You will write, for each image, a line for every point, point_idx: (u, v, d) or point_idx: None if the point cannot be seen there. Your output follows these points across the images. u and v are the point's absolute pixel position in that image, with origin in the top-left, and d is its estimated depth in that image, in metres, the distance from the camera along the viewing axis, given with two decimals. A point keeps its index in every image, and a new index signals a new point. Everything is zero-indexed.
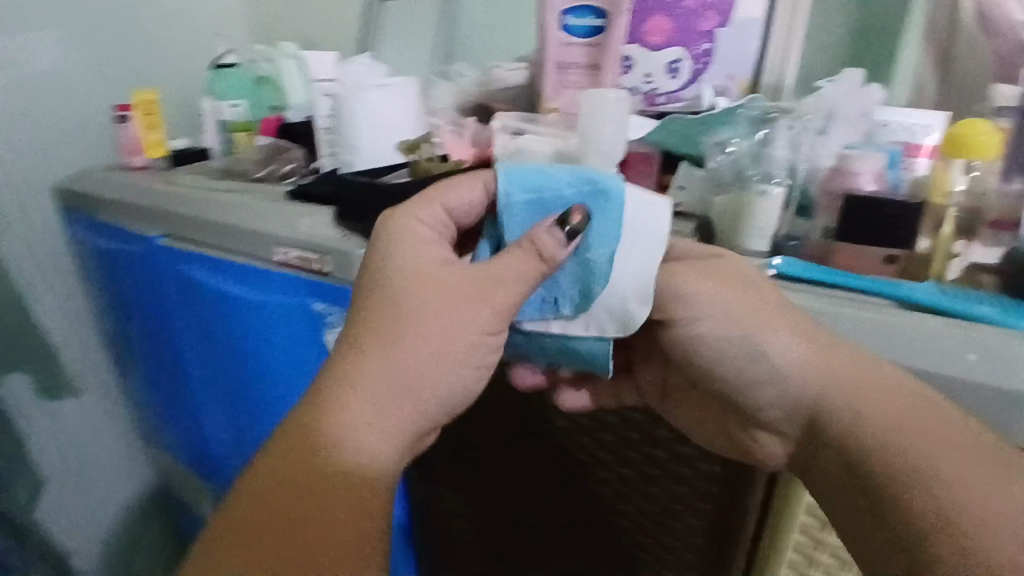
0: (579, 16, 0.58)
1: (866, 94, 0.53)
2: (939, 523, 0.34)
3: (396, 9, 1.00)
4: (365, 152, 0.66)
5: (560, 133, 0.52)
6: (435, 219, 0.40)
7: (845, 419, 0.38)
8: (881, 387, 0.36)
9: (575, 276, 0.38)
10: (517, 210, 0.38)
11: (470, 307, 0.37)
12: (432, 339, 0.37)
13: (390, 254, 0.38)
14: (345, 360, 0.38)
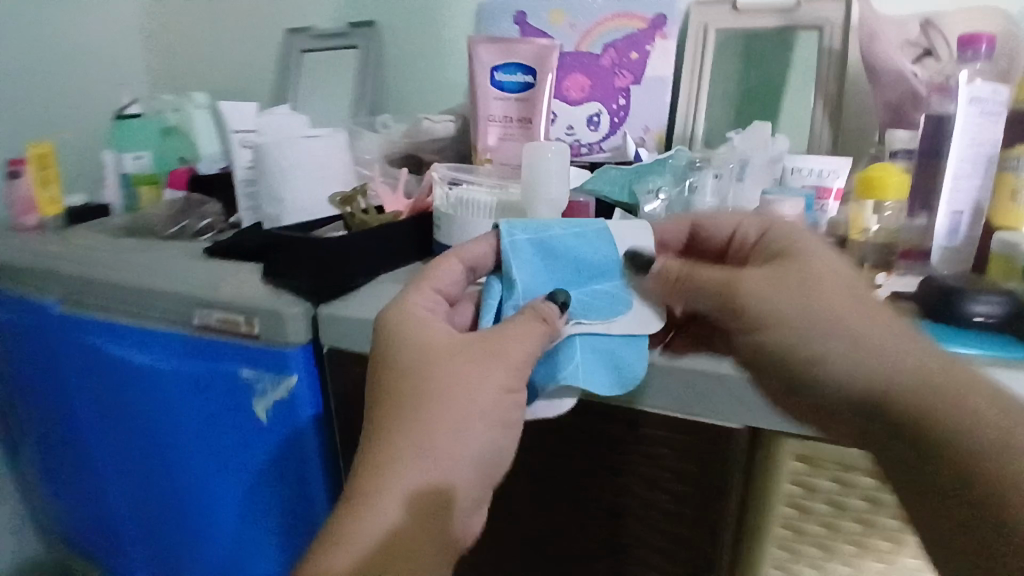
0: (508, 72, 0.60)
1: (771, 146, 0.58)
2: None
3: (317, 61, 1.00)
4: (293, 207, 0.64)
5: (501, 183, 0.53)
6: (430, 298, 0.43)
7: (909, 411, 0.34)
8: (937, 378, 0.34)
9: (582, 307, 0.42)
10: (525, 258, 0.42)
11: (486, 367, 0.38)
12: (457, 399, 0.38)
13: (395, 336, 0.40)
14: (377, 440, 0.38)
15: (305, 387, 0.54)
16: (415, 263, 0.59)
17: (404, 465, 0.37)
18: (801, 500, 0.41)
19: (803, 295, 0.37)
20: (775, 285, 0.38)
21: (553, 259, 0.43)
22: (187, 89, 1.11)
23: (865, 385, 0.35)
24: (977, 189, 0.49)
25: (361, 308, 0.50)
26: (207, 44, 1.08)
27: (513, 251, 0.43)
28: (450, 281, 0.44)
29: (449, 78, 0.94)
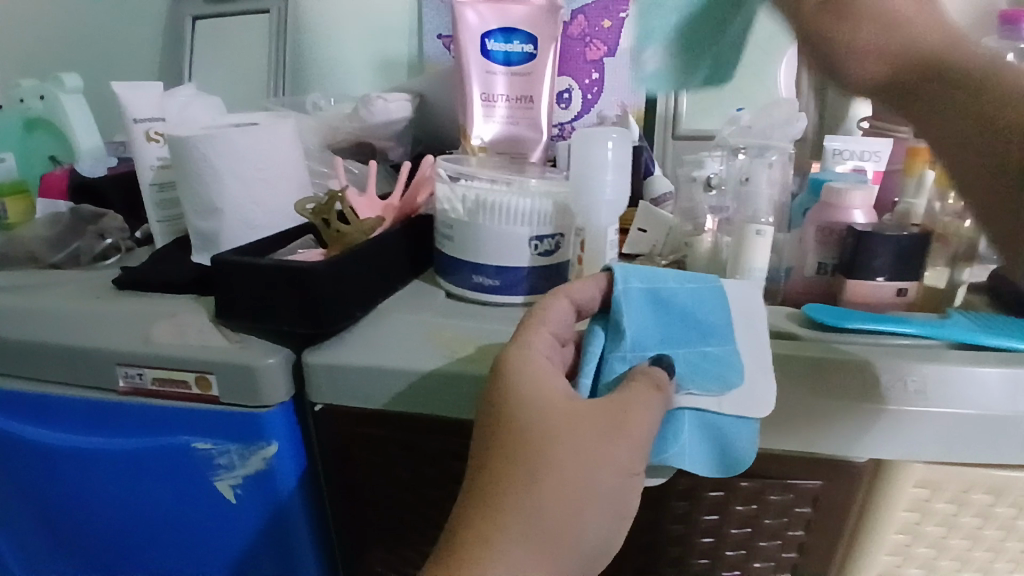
0: (503, 38, 0.50)
1: (790, 125, 0.53)
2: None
3: (225, 32, 0.85)
4: (233, 215, 0.50)
5: (523, 177, 0.43)
6: (547, 346, 0.34)
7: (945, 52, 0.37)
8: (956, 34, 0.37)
9: (692, 372, 0.34)
10: (635, 307, 0.35)
11: (615, 443, 0.30)
12: (577, 485, 0.30)
13: (510, 384, 0.32)
14: (478, 508, 0.30)
15: (287, 456, 0.43)
16: (410, 283, 0.48)
17: (509, 538, 0.29)
18: (915, 523, 0.37)
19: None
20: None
21: (668, 313, 0.36)
22: (59, 70, 0.92)
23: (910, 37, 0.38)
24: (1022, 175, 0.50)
25: (362, 352, 0.38)
26: (83, 14, 0.91)
27: (624, 293, 0.36)
28: (562, 324, 0.35)
29: (389, 48, 0.81)
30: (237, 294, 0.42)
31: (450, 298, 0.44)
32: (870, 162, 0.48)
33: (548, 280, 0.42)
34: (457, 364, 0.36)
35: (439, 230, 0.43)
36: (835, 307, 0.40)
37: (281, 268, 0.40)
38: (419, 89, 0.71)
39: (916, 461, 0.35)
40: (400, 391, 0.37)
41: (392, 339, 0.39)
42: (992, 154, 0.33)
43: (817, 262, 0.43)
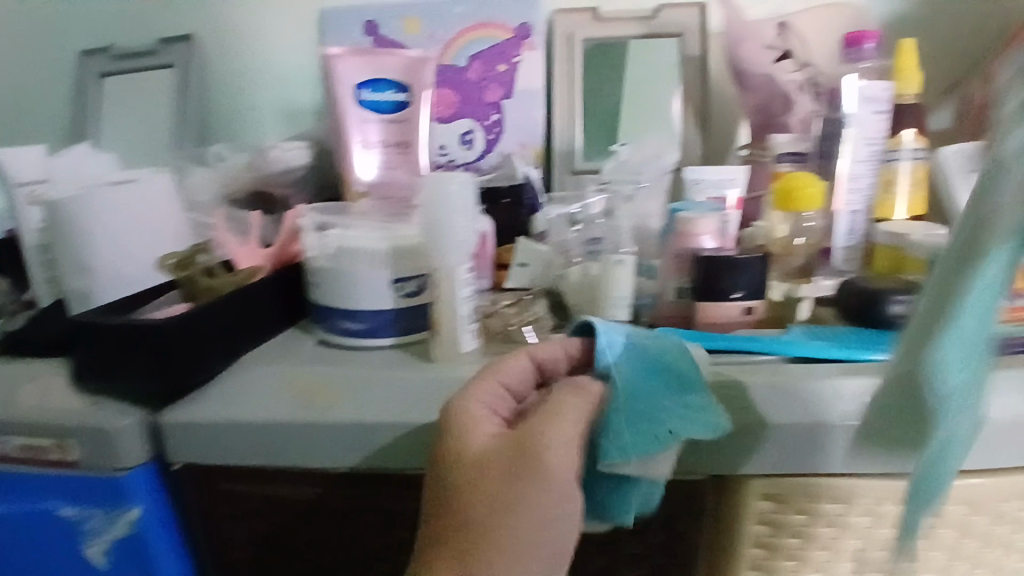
0: (375, 89, 0.51)
1: (660, 159, 0.56)
2: None
3: (127, 87, 0.84)
4: (106, 273, 0.51)
5: (388, 221, 0.45)
6: (492, 396, 0.36)
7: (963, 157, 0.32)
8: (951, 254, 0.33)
9: (642, 413, 0.34)
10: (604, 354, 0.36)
11: (536, 490, 0.31)
12: (504, 527, 0.32)
13: (447, 433, 0.34)
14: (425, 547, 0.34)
15: (152, 519, 0.41)
16: (285, 331, 0.49)
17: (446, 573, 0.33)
18: (769, 537, 0.38)
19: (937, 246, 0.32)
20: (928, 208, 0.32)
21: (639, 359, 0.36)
22: None
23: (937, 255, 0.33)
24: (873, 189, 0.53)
25: (223, 410, 0.40)
26: None
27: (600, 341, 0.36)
28: (520, 379, 0.36)
29: (293, 98, 0.82)
30: (91, 356, 0.41)
31: (321, 345, 0.45)
32: (728, 190, 0.52)
33: (414, 319, 0.43)
34: (310, 411, 0.38)
35: (308, 278, 0.44)
36: (683, 329, 0.42)
37: (134, 326, 0.40)
38: (317, 137, 0.71)
39: (755, 474, 0.36)
40: (260, 441, 0.39)
41: (254, 392, 0.40)
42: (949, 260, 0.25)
43: (677, 288, 0.45)
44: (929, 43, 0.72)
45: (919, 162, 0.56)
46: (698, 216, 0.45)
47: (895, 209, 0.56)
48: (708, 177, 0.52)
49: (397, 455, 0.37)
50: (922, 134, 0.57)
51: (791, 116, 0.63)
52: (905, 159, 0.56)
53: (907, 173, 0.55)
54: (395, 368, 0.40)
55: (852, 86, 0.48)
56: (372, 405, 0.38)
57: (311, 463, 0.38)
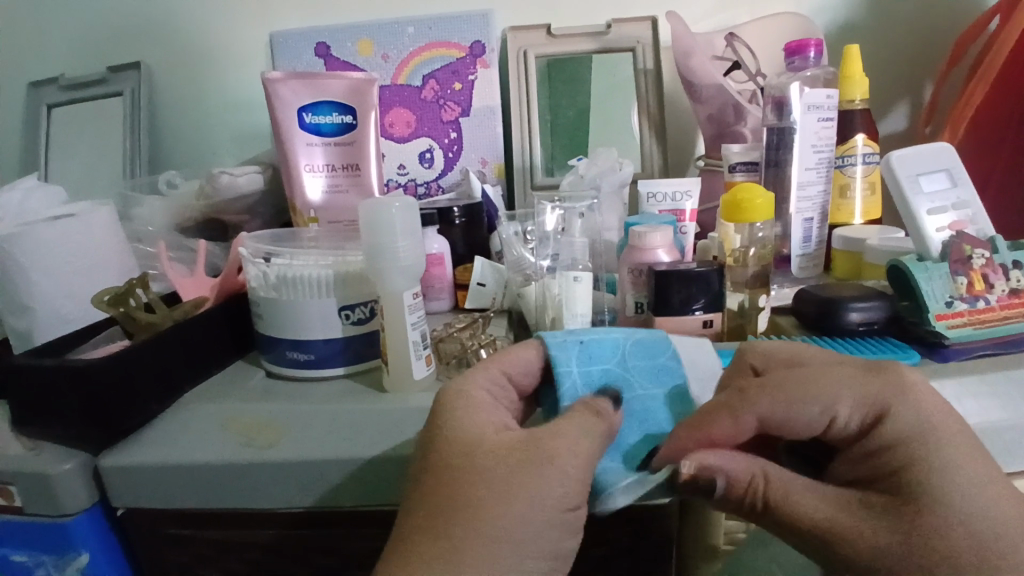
0: (318, 112, 0.50)
1: (617, 171, 0.56)
2: (934, 555, 0.27)
3: (74, 117, 0.82)
4: (46, 312, 0.49)
5: (332, 246, 0.44)
6: (492, 382, 0.34)
7: (881, 538, 0.28)
8: (902, 547, 0.28)
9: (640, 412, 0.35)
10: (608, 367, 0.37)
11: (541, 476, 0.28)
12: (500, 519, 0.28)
13: (447, 482, 0.29)
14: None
15: (101, 563, 0.39)
16: (231, 364, 0.48)
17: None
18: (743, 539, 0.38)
19: (908, 540, 0.28)
20: (884, 549, 0.28)
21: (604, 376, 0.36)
22: None
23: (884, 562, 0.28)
24: (828, 195, 0.54)
25: (162, 450, 0.38)
26: None
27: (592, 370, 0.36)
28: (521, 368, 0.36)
29: (250, 124, 0.81)
30: (22, 399, 0.39)
31: (269, 377, 0.44)
32: (684, 201, 0.52)
33: (365, 347, 0.42)
34: (250, 450, 0.36)
35: (252, 309, 0.43)
36: None
37: (56, 367, 0.37)
38: (271, 162, 0.69)
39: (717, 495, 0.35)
40: (198, 486, 0.37)
41: (193, 432, 0.39)
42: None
43: (634, 303, 0.45)
44: (874, 50, 0.74)
45: (872, 166, 0.57)
46: (649, 230, 0.45)
47: (851, 214, 0.57)
48: (665, 188, 0.52)
49: (349, 487, 0.36)
50: (873, 139, 0.57)
51: (744, 126, 0.64)
52: (859, 163, 0.56)
53: (861, 177, 0.56)
54: (345, 400, 0.39)
55: (796, 94, 0.49)
56: (317, 441, 0.36)
57: (254, 504, 0.37)
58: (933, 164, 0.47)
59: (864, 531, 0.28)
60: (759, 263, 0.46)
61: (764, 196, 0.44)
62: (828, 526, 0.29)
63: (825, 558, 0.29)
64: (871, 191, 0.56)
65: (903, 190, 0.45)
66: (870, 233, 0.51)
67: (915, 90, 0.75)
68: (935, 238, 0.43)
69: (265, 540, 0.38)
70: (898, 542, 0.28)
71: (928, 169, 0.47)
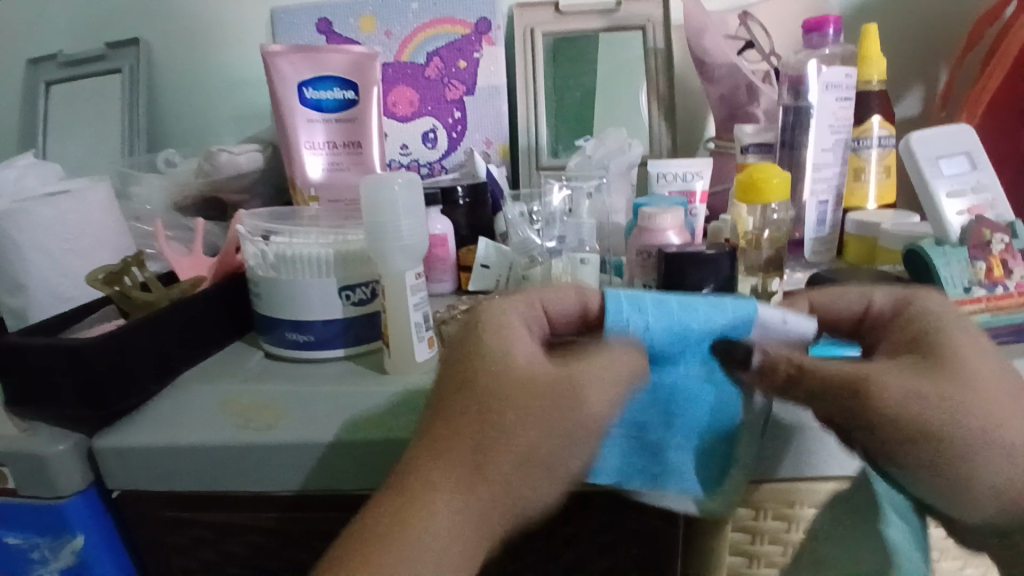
0: (319, 87, 0.49)
1: (626, 152, 0.55)
2: (992, 432, 0.27)
3: (72, 93, 0.80)
4: (42, 291, 0.48)
5: (333, 225, 0.43)
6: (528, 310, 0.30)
7: (948, 406, 0.27)
8: (972, 418, 0.27)
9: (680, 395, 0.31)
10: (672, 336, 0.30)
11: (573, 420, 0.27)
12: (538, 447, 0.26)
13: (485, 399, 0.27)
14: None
15: (98, 545, 0.39)
16: (229, 344, 0.47)
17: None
18: (747, 544, 0.37)
19: (975, 408, 0.27)
20: (954, 413, 0.27)
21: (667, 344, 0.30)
22: None
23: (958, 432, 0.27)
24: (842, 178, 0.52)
25: (159, 431, 0.37)
26: None
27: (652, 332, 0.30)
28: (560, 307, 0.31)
29: (250, 101, 0.79)
30: (15, 378, 0.38)
31: (268, 358, 0.43)
32: (695, 182, 0.51)
33: (366, 328, 0.41)
34: (249, 433, 0.35)
35: (251, 290, 0.42)
36: None
37: (47, 347, 0.36)
38: (271, 140, 0.68)
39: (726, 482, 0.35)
40: (196, 469, 0.36)
41: (190, 413, 0.38)
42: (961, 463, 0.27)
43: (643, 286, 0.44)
44: (891, 29, 0.71)
45: (887, 150, 0.55)
46: (659, 212, 0.43)
47: (865, 198, 0.55)
48: (676, 169, 0.51)
49: (350, 471, 0.35)
50: (890, 121, 0.55)
51: (756, 106, 0.62)
52: (874, 147, 0.55)
53: (877, 159, 0.54)
54: (346, 382, 0.38)
55: (814, 73, 0.47)
56: (317, 424, 0.35)
57: (252, 488, 0.36)
58: (953, 146, 0.46)
59: (893, 381, 0.27)
60: (773, 246, 0.45)
61: (780, 177, 0.43)
62: (857, 372, 0.27)
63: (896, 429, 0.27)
64: (886, 175, 0.55)
65: (922, 173, 0.43)
66: (885, 217, 0.50)
67: (932, 70, 0.72)
68: (954, 223, 0.42)
69: (264, 524, 0.38)
70: (966, 403, 0.27)
71: (948, 151, 0.45)
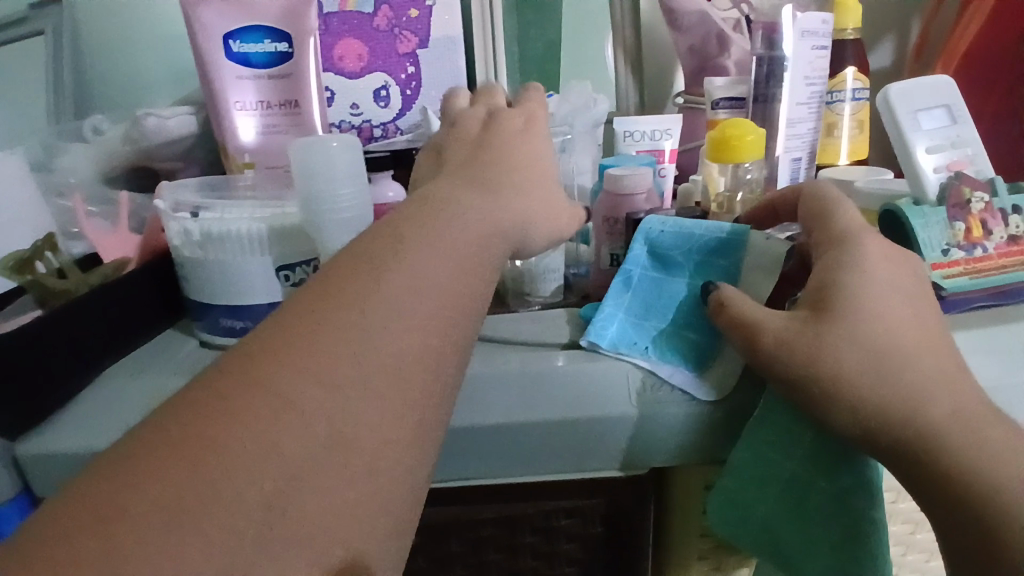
0: (247, 39, 0.43)
1: (591, 109, 0.51)
2: (892, 377, 0.28)
3: None
4: None
5: (268, 196, 0.39)
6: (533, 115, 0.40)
7: (839, 346, 0.28)
8: (869, 361, 0.28)
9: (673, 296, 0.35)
10: (673, 249, 0.36)
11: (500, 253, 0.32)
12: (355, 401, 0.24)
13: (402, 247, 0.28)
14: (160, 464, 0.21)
15: None
16: (161, 332, 0.43)
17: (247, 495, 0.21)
18: None
19: (870, 356, 0.28)
20: (844, 356, 0.28)
21: (678, 254, 0.36)
22: None
23: (852, 369, 0.28)
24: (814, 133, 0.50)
25: (83, 434, 0.33)
26: None
27: (662, 244, 0.36)
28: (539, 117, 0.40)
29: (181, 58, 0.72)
30: None
31: (205, 347, 0.39)
32: (663, 140, 0.48)
33: None
34: None
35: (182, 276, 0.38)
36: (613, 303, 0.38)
37: None
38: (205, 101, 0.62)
39: (699, 464, 0.33)
40: None
41: (118, 412, 0.34)
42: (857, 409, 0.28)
43: (609, 254, 0.41)
44: None
45: (861, 103, 0.52)
46: (627, 173, 0.40)
47: (838, 154, 0.53)
48: (643, 127, 0.48)
49: None
50: (863, 72, 0.53)
51: (726, 58, 0.59)
52: (847, 100, 0.52)
53: (850, 114, 0.52)
54: None
55: (788, 19, 0.44)
56: None
57: None
58: (932, 98, 0.43)
59: (779, 322, 0.30)
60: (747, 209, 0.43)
61: (753, 133, 0.40)
62: (754, 317, 0.30)
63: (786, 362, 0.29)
64: (859, 129, 0.53)
65: (900, 128, 0.41)
66: (859, 174, 0.48)
67: (906, 19, 0.70)
68: (931, 179, 0.40)
69: None
70: (859, 347, 0.28)
71: (927, 103, 0.43)
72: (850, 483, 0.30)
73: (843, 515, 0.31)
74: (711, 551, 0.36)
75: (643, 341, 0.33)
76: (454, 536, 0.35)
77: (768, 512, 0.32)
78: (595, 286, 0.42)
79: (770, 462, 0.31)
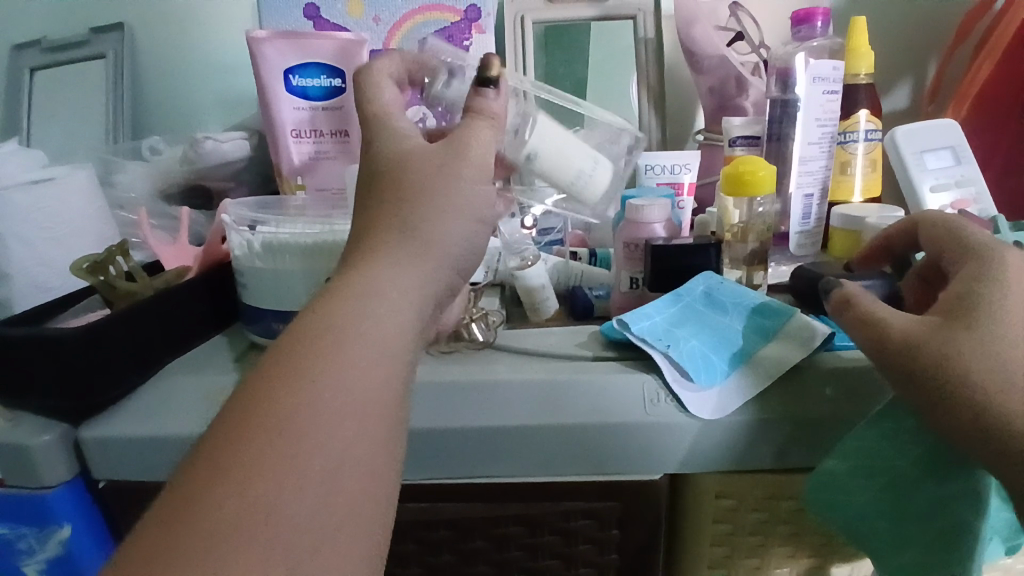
0: (306, 75, 0.48)
1: None
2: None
3: (46, 75, 0.77)
4: (24, 280, 0.48)
5: (320, 214, 0.43)
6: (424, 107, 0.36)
7: (977, 350, 0.29)
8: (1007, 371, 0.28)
9: (707, 324, 0.38)
10: (723, 296, 0.39)
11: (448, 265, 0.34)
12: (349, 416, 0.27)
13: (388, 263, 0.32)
14: (234, 439, 0.25)
15: (84, 537, 0.38)
16: (213, 337, 0.46)
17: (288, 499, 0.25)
18: (729, 535, 0.37)
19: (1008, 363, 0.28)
20: (983, 359, 0.29)
21: (728, 302, 0.39)
22: None
23: (991, 376, 0.28)
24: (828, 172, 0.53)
25: (145, 422, 0.37)
26: None
27: (718, 292, 0.40)
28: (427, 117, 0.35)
29: (234, 87, 0.77)
30: None
31: (254, 349, 0.43)
32: (682, 174, 0.51)
33: None
34: None
35: (243, 288, 0.42)
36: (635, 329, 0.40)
37: (26, 336, 0.36)
38: (257, 128, 0.67)
39: (708, 474, 0.35)
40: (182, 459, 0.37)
41: (177, 403, 0.38)
42: (995, 417, 0.28)
43: (629, 278, 0.44)
44: (880, 23, 0.71)
45: (873, 143, 0.55)
46: (647, 204, 0.43)
47: (852, 191, 0.56)
48: (663, 161, 0.51)
49: None
50: (876, 114, 0.56)
51: (745, 99, 0.62)
52: (861, 140, 0.55)
53: (863, 153, 0.55)
54: None
55: (801, 65, 0.48)
56: None
57: None
58: (938, 140, 0.46)
59: (907, 321, 0.31)
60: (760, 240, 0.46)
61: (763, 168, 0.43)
62: (880, 313, 0.32)
63: (919, 361, 0.30)
64: (872, 168, 0.55)
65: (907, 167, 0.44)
66: (871, 210, 0.51)
67: (922, 64, 0.73)
68: None
69: None
70: (999, 353, 0.29)
71: (934, 145, 0.46)
72: (951, 491, 0.31)
73: (944, 518, 0.32)
74: (722, 556, 0.38)
75: (667, 343, 0.36)
76: (477, 533, 0.37)
77: (866, 503, 0.33)
78: (614, 306, 0.45)
79: (882, 456, 0.33)
